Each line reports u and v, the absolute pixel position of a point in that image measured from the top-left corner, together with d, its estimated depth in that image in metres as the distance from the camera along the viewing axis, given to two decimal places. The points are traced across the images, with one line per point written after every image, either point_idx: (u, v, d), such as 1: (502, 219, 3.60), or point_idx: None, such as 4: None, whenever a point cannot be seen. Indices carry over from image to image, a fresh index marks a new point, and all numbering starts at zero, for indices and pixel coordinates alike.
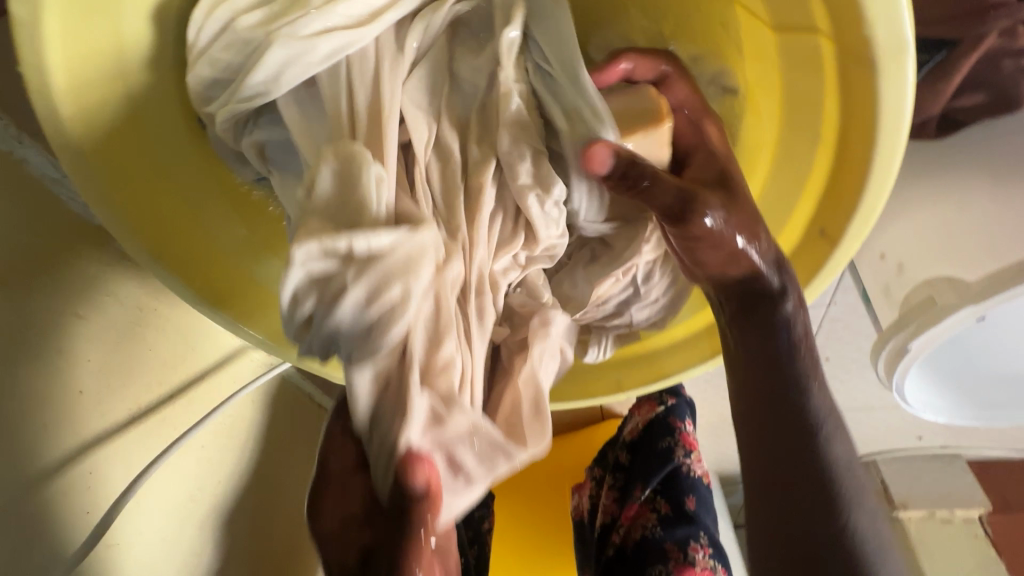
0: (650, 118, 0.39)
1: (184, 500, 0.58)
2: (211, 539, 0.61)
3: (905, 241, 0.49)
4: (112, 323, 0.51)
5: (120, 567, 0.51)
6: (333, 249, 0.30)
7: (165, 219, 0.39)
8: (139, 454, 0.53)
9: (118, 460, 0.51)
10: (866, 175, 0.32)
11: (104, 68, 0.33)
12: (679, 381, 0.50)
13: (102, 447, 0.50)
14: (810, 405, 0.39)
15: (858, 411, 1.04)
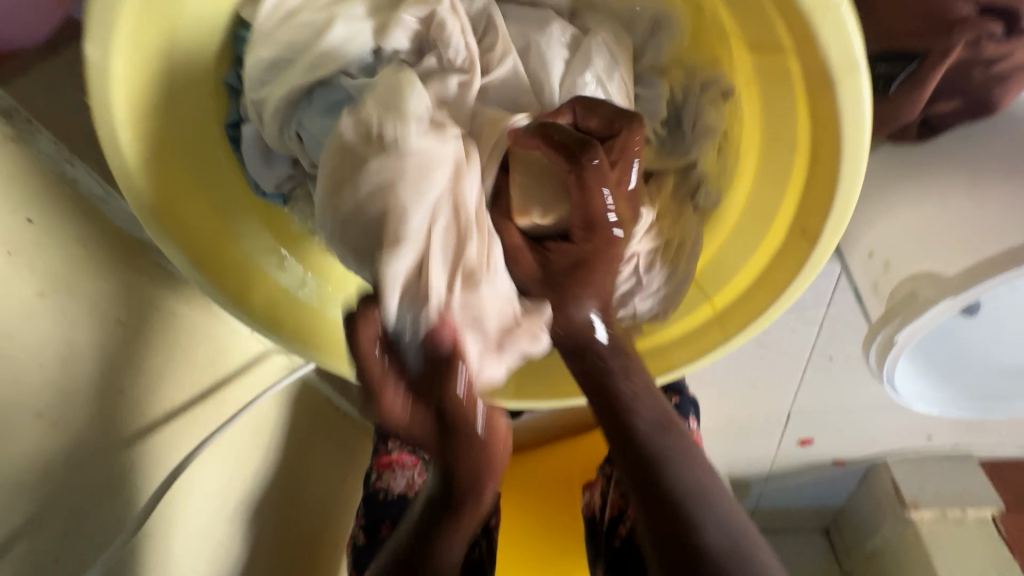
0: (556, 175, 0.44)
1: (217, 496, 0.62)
2: (238, 533, 0.65)
3: (890, 239, 0.51)
4: (149, 327, 0.55)
5: (157, 557, 0.54)
6: (363, 122, 0.38)
7: (205, 236, 0.43)
8: (174, 451, 0.57)
9: (155, 457, 0.55)
10: (836, 177, 0.35)
11: (155, 97, 0.38)
12: (687, 373, 0.51)
13: (142, 443, 0.54)
14: (670, 483, 0.36)
15: (864, 411, 1.05)
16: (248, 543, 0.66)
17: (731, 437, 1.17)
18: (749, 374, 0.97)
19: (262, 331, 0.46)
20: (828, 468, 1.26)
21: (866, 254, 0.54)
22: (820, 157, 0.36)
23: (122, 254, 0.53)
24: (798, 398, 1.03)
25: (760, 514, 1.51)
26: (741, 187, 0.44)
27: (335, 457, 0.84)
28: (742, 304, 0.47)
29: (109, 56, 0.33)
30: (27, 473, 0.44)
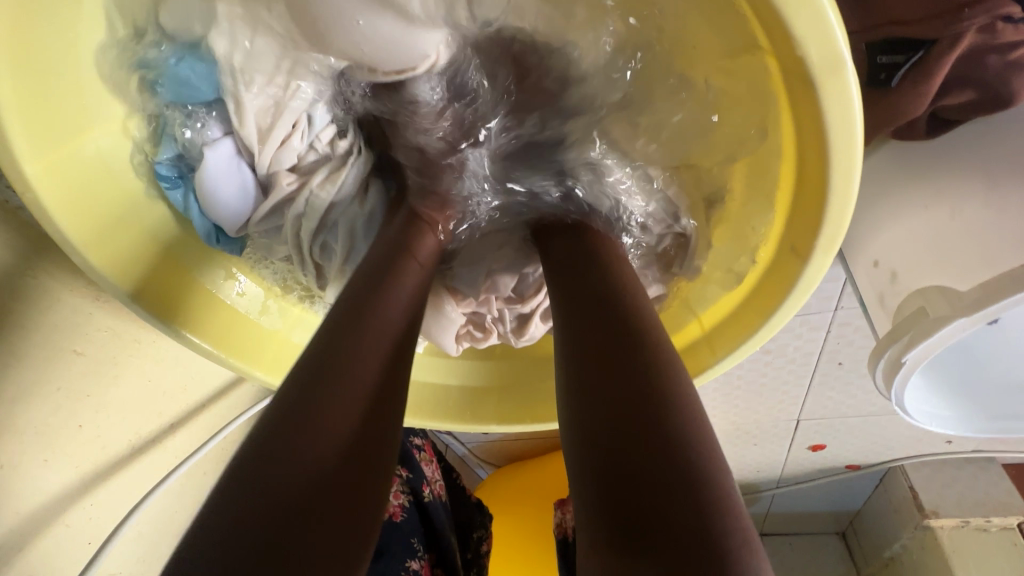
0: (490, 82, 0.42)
1: (178, 524, 0.61)
2: None
3: (897, 248, 0.47)
4: (111, 356, 0.52)
5: None
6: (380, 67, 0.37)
7: (152, 268, 0.42)
8: (133, 488, 0.55)
9: (113, 498, 0.53)
10: (826, 191, 0.31)
11: None
12: (715, 376, 0.46)
13: (98, 484, 0.52)
14: (611, 279, 0.37)
15: (878, 416, 1.00)
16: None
17: (737, 443, 1.12)
18: (753, 381, 0.92)
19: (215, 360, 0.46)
20: (842, 473, 1.20)
21: (872, 262, 0.49)
22: (808, 167, 0.32)
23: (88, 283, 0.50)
24: (808, 404, 0.98)
25: (772, 519, 1.46)
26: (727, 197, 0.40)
27: None
28: (730, 324, 0.43)
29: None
30: None
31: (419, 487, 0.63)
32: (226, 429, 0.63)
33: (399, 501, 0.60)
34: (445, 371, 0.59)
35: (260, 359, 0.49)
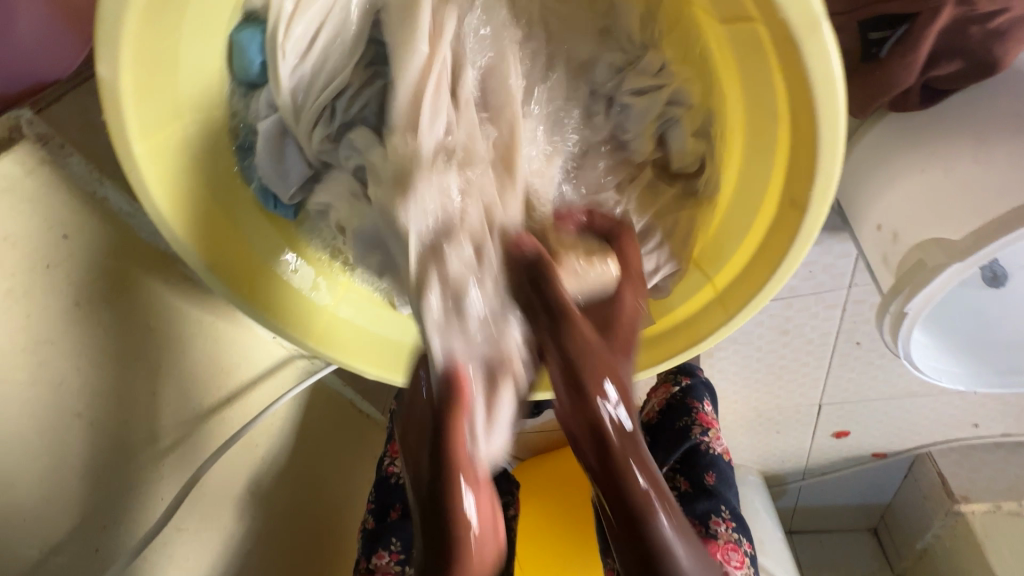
0: (591, 252, 0.48)
1: (238, 488, 0.67)
2: (253, 530, 0.69)
3: (897, 210, 0.50)
4: (181, 335, 0.61)
5: (173, 550, 0.58)
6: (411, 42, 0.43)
7: (225, 243, 0.47)
8: (192, 453, 0.62)
9: (175, 460, 0.60)
10: (817, 138, 0.35)
11: (163, 108, 0.40)
12: (720, 341, 0.50)
13: (160, 445, 0.58)
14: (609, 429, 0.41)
15: (900, 398, 1.01)
16: (277, 528, 0.73)
17: (760, 431, 1.14)
18: (772, 364, 0.95)
19: (275, 330, 0.50)
20: (868, 462, 1.21)
21: (876, 227, 0.52)
22: (801, 119, 0.36)
23: (163, 272, 0.60)
24: (827, 388, 1.00)
25: (801, 515, 1.45)
26: (733, 161, 0.44)
27: (359, 460, 0.90)
28: (741, 282, 0.46)
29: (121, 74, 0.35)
30: (51, 470, 0.48)
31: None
32: (275, 404, 0.70)
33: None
34: None
35: (314, 328, 0.53)
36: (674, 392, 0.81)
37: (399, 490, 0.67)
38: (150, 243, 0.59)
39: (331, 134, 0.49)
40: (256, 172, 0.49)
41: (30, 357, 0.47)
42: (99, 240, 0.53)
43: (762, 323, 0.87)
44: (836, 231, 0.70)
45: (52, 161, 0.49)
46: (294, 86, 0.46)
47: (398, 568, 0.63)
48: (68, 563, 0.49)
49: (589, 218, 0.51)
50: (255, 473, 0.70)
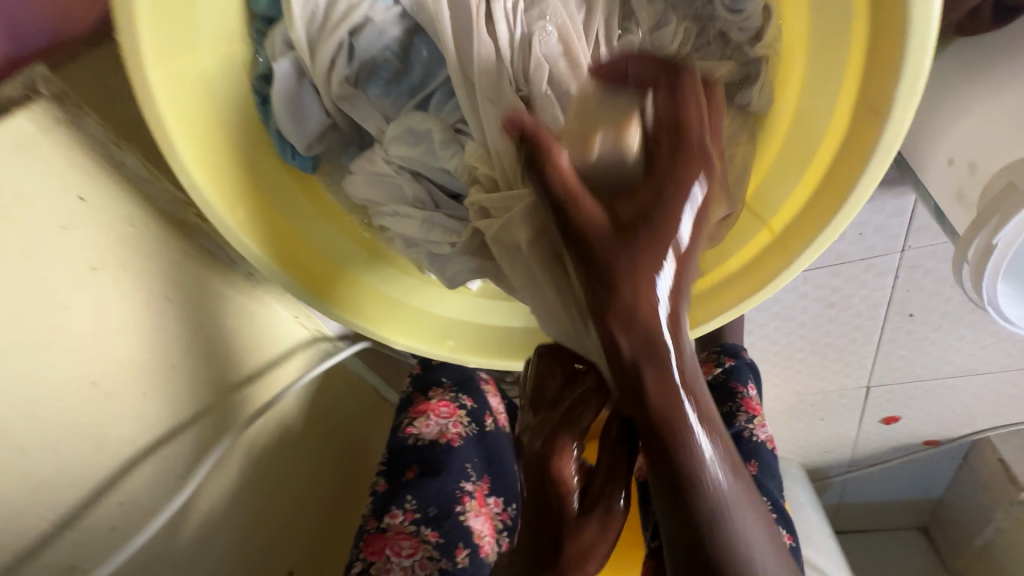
0: (618, 114, 0.37)
1: (256, 467, 0.66)
2: (260, 518, 0.66)
3: (973, 138, 0.45)
4: (200, 308, 0.59)
5: (179, 534, 0.56)
6: None
7: (245, 196, 0.44)
8: (207, 438, 0.59)
9: (188, 442, 0.57)
10: (905, 23, 0.31)
11: (182, 35, 0.38)
12: (778, 292, 0.45)
13: (175, 424, 0.56)
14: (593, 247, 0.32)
15: (956, 377, 0.94)
16: (290, 505, 0.71)
17: (802, 419, 1.08)
18: (816, 343, 0.89)
19: (293, 293, 0.47)
20: (919, 451, 1.14)
21: (947, 161, 0.48)
22: (884, 7, 0.32)
23: (186, 243, 0.58)
24: (877, 367, 0.93)
25: (845, 512, 1.38)
26: (797, 76, 0.42)
27: (370, 446, 0.89)
28: (804, 219, 0.42)
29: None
30: (59, 441, 0.45)
31: (482, 418, 0.69)
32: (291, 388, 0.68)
33: (458, 430, 0.66)
34: (506, 312, 0.58)
35: (339, 300, 0.50)
36: (716, 373, 0.69)
37: (419, 451, 0.63)
38: (172, 211, 0.56)
39: (351, 73, 0.46)
40: (273, 120, 0.46)
41: (40, 322, 0.44)
42: (116, 203, 0.51)
43: (807, 296, 0.81)
44: (890, 185, 0.65)
45: (67, 123, 0.46)
46: (308, 18, 0.44)
47: (414, 525, 0.59)
48: (87, 536, 0.48)
49: (629, 67, 0.40)
50: (271, 452, 0.69)
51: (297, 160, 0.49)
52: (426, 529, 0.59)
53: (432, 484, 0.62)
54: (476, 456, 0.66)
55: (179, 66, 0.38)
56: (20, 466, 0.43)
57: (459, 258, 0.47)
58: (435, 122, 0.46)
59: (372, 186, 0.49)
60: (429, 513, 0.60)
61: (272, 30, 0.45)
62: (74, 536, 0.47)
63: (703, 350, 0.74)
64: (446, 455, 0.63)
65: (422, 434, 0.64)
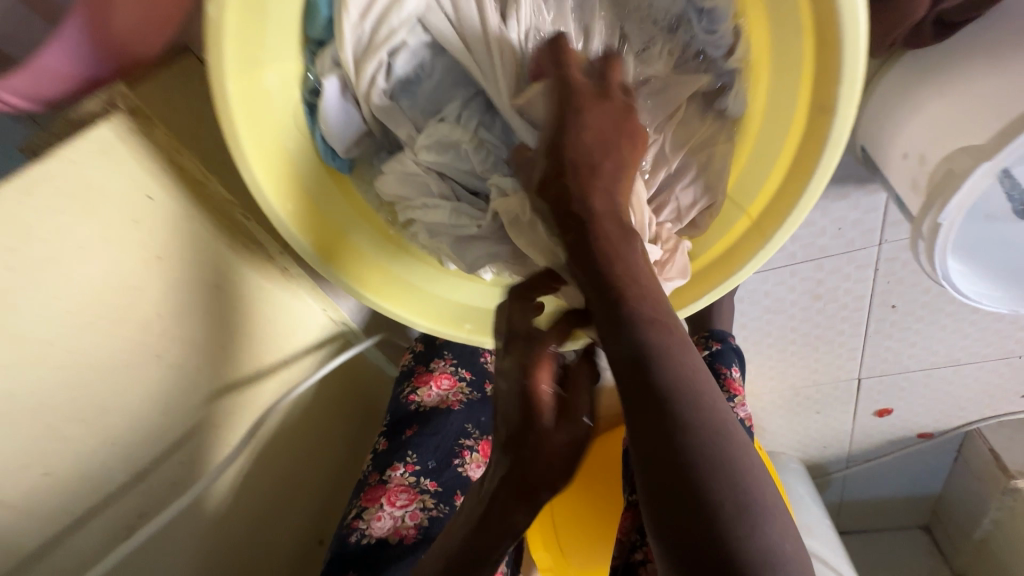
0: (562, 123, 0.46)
1: (287, 445, 0.71)
2: (283, 493, 0.71)
3: (923, 135, 0.52)
4: (245, 295, 0.64)
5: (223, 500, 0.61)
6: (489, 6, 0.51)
7: (292, 191, 0.51)
8: (246, 415, 0.65)
9: (231, 416, 0.63)
10: (840, 37, 0.39)
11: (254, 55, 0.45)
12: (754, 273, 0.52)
13: (218, 401, 0.61)
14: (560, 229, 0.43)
15: (942, 368, 0.99)
16: (314, 481, 0.77)
17: (798, 412, 1.13)
18: (806, 335, 0.95)
19: (329, 275, 0.54)
20: (913, 444, 1.18)
21: (902, 155, 0.55)
22: (823, 25, 0.40)
23: (234, 236, 0.63)
24: (866, 359, 0.99)
25: (846, 510, 1.41)
26: (764, 83, 0.49)
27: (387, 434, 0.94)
28: (775, 204, 0.49)
29: (226, 13, 0.40)
30: (129, 404, 0.52)
31: (482, 386, 0.76)
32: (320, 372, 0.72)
33: (457, 397, 0.73)
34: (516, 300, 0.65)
35: (370, 285, 0.57)
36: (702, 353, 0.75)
37: (419, 414, 0.71)
38: (219, 210, 0.61)
39: (389, 91, 0.54)
40: (320, 130, 0.53)
41: (114, 300, 0.51)
42: (177, 197, 0.57)
43: (795, 289, 0.87)
44: (862, 183, 0.73)
45: (138, 129, 0.53)
46: (354, 42, 0.50)
47: (413, 478, 0.67)
48: (154, 485, 0.55)
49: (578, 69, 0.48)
50: (299, 433, 0.74)
51: (336, 162, 0.56)
52: (425, 480, 0.67)
53: (432, 439, 0.69)
54: (478, 416, 0.73)
55: (251, 81, 0.46)
56: (101, 421, 0.50)
57: (478, 246, 0.56)
58: (461, 133, 0.55)
59: (403, 184, 0.57)
60: (428, 466, 0.68)
61: (322, 52, 0.52)
62: (142, 485, 0.54)
63: (696, 336, 0.80)
64: (445, 417, 0.71)
65: (422, 399, 0.71)
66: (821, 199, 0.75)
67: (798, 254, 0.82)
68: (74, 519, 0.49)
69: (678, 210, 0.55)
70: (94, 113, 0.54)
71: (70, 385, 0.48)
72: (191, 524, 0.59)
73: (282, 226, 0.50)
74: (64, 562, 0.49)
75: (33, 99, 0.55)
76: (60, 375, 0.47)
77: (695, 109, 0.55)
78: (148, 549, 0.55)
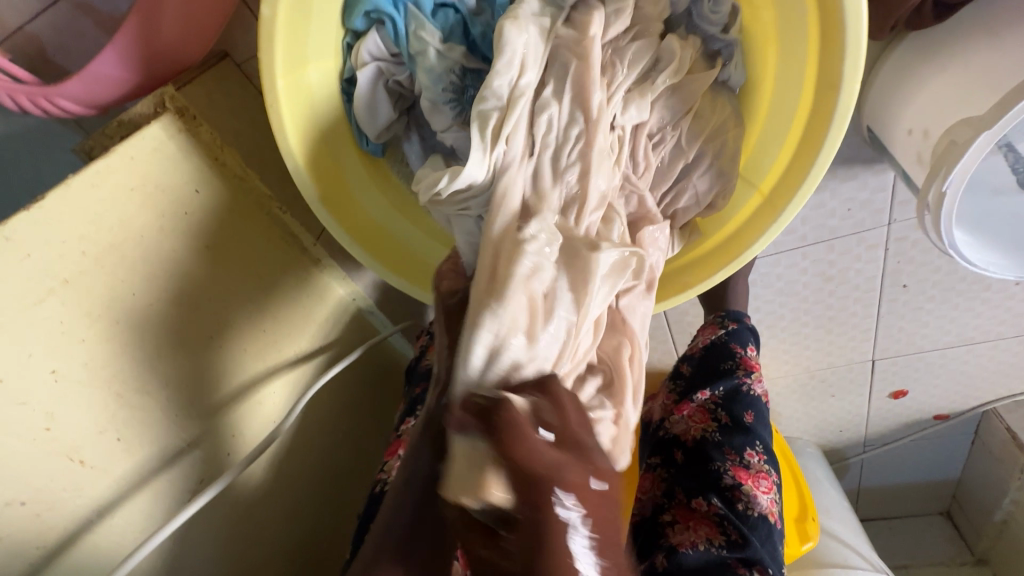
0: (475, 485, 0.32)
1: (323, 431, 0.72)
2: (328, 474, 0.73)
3: (925, 111, 0.55)
4: (278, 282, 0.65)
5: (268, 477, 0.63)
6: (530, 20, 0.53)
7: (328, 175, 0.54)
8: (280, 401, 0.66)
9: (267, 402, 0.64)
10: (841, 14, 0.42)
11: (298, 50, 0.50)
12: (761, 252, 0.54)
13: (253, 387, 0.62)
14: None
15: (956, 347, 1.01)
16: (350, 470, 0.77)
17: (814, 396, 1.14)
18: (820, 317, 0.97)
19: (357, 254, 0.56)
20: (930, 426, 1.19)
21: (906, 131, 0.57)
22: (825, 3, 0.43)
23: (265, 222, 0.63)
24: (880, 340, 1.00)
25: (865, 498, 1.41)
26: (771, 62, 0.52)
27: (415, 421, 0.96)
28: (787, 179, 0.51)
29: (277, 12, 0.45)
30: (180, 383, 0.55)
31: None
32: (349, 359, 0.71)
33: None
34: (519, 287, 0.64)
35: (398, 266, 0.59)
36: (718, 334, 0.77)
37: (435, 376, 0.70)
38: (259, 206, 0.62)
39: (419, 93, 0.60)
40: (354, 115, 0.58)
41: (159, 286, 0.53)
42: (215, 181, 0.57)
43: (807, 271, 0.89)
44: (870, 163, 0.75)
45: (185, 130, 0.54)
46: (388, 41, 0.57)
47: None
48: (206, 455, 0.57)
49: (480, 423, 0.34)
50: (335, 420, 0.74)
51: (370, 148, 0.60)
52: None
53: None
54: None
55: (295, 73, 0.50)
56: (161, 393, 0.53)
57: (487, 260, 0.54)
58: None
59: None
60: None
61: (357, 42, 0.57)
62: (194, 454, 0.56)
63: (711, 316, 0.82)
64: None
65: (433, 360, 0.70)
66: (831, 181, 0.77)
67: (809, 235, 0.84)
68: (136, 482, 0.52)
69: (696, 197, 0.58)
70: (144, 115, 0.55)
71: (130, 354, 0.51)
72: (242, 496, 0.61)
73: (316, 206, 0.53)
74: (129, 531, 0.51)
75: (87, 104, 0.59)
76: (123, 347, 0.50)
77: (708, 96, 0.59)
78: (201, 518, 0.56)
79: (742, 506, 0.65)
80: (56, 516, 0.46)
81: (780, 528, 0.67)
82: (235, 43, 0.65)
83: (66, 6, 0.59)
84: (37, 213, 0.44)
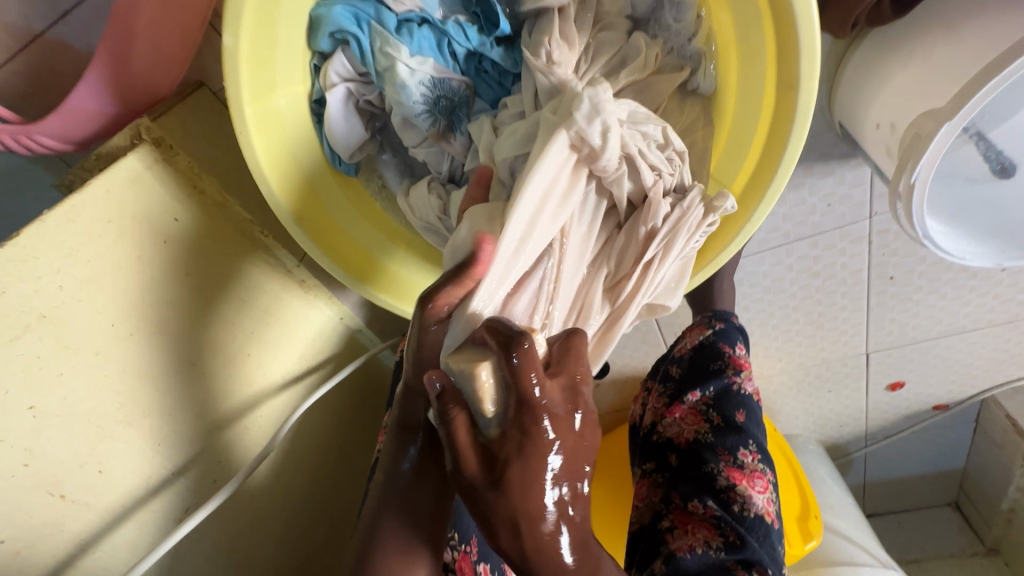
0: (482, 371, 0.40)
1: (311, 451, 0.71)
2: (319, 493, 0.72)
3: (892, 104, 0.55)
4: (261, 305, 0.65)
5: (257, 499, 0.63)
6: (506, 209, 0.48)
7: (302, 197, 0.55)
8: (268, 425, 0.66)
9: (253, 426, 0.64)
10: (793, 18, 0.43)
11: (265, 77, 0.50)
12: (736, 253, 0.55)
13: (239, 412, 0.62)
14: None
15: (949, 336, 1.00)
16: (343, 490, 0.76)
17: (812, 392, 1.13)
18: (811, 313, 0.96)
19: (336, 273, 0.56)
20: (931, 417, 1.18)
21: (875, 126, 0.58)
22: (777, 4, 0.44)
23: (242, 245, 0.63)
24: (872, 332, 1.00)
25: (872, 494, 1.40)
26: (733, 61, 0.53)
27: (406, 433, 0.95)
28: (756, 180, 0.52)
29: (239, 41, 0.45)
30: (165, 412, 0.55)
31: None
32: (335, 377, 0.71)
33: None
34: None
35: (377, 281, 0.59)
36: (707, 334, 0.77)
37: None
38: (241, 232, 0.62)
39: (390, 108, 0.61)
40: (323, 135, 0.58)
41: (141, 315, 0.53)
42: (192, 207, 0.57)
43: (793, 268, 0.89)
44: (845, 158, 0.76)
45: (161, 159, 0.54)
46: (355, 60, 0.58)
47: None
48: (192, 483, 0.58)
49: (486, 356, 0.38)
50: (322, 437, 0.73)
51: (342, 167, 0.60)
52: None
53: None
54: None
55: (262, 99, 0.51)
56: (143, 422, 0.53)
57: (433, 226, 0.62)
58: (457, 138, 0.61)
59: (419, 199, 0.61)
60: None
61: (324, 64, 0.58)
62: (180, 482, 0.56)
63: (698, 316, 0.82)
64: None
65: None
66: (808, 177, 0.78)
67: (792, 232, 0.84)
68: (121, 514, 0.51)
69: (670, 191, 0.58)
70: (120, 148, 0.56)
71: (111, 387, 0.51)
72: (233, 520, 0.60)
73: (292, 231, 0.53)
74: (114, 561, 0.51)
75: (65, 139, 0.59)
76: (105, 378, 0.50)
77: (675, 99, 0.59)
78: (188, 547, 0.56)
79: (738, 507, 0.64)
80: (40, 554, 0.46)
81: (777, 529, 0.66)
82: (210, 72, 0.66)
83: (42, 43, 0.60)
84: (11, 249, 0.44)
